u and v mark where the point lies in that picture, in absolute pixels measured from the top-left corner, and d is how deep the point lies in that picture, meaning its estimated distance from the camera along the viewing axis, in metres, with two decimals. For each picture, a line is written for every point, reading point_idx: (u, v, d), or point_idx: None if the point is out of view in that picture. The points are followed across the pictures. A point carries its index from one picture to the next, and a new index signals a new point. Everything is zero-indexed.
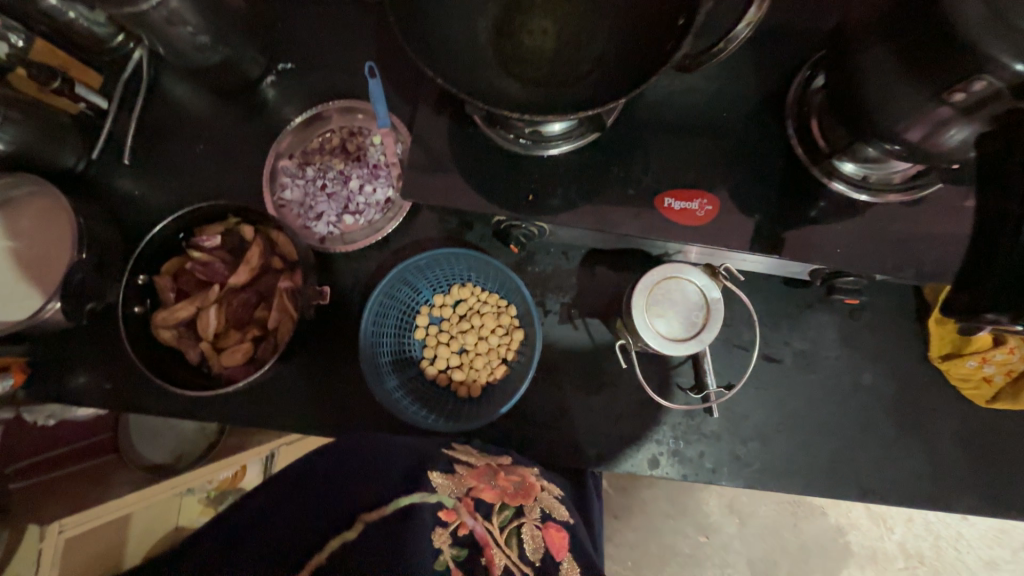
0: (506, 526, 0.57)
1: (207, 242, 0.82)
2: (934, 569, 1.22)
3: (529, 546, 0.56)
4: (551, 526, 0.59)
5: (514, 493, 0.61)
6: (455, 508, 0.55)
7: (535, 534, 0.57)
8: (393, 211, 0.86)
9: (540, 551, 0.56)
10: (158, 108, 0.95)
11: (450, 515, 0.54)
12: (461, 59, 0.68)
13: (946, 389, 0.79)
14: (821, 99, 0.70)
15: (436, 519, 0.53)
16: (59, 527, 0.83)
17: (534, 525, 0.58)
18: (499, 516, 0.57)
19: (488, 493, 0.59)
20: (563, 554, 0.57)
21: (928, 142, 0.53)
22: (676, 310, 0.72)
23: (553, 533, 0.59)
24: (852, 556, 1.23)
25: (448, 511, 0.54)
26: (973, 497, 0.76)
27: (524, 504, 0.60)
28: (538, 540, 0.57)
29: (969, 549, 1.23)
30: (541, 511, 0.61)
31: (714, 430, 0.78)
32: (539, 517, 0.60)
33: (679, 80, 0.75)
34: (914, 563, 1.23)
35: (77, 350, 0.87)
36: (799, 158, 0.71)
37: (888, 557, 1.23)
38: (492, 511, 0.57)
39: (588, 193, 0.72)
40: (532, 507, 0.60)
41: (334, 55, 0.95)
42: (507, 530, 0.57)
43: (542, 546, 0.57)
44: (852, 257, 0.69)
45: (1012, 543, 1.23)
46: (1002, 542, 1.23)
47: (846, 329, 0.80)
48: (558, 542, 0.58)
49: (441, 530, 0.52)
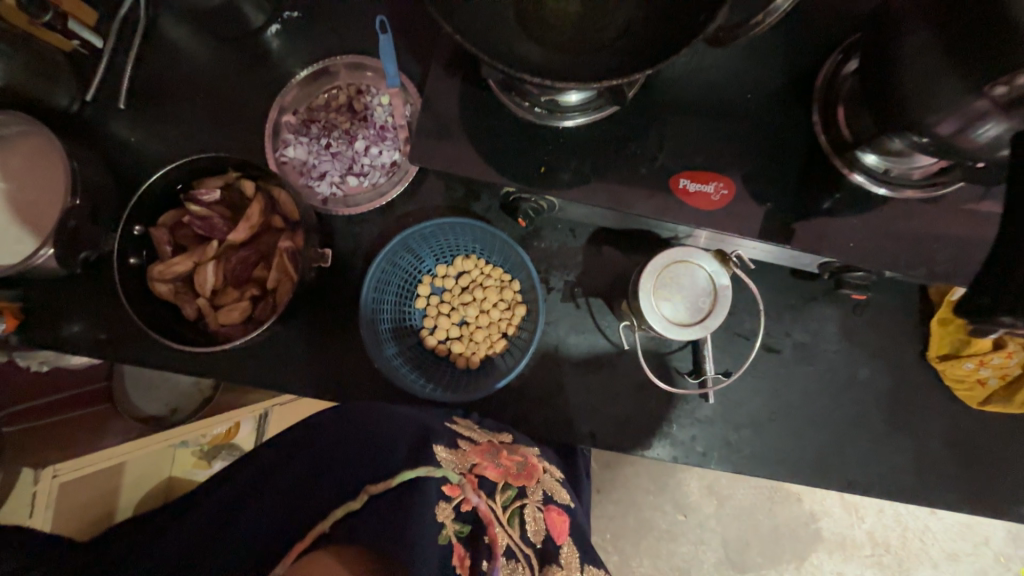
0: (508, 506, 0.58)
1: (205, 196, 0.79)
2: (898, 558, 1.27)
3: (531, 528, 0.57)
4: (552, 509, 0.61)
5: (517, 474, 0.61)
6: (460, 484, 0.54)
7: (537, 516, 0.59)
8: (399, 176, 0.84)
9: (541, 534, 0.58)
10: (155, 51, 0.91)
11: (454, 491, 0.54)
12: (479, 18, 0.64)
13: (939, 389, 0.79)
14: (850, 85, 0.67)
15: (440, 493, 0.53)
16: (53, 470, 0.89)
17: (536, 507, 0.60)
18: (501, 495, 0.58)
19: (492, 471, 0.59)
20: (563, 538, 0.59)
21: (959, 138, 0.51)
22: (685, 296, 0.71)
23: (554, 517, 0.60)
24: (822, 541, 1.28)
25: (452, 487, 0.54)
26: (952, 494, 0.78)
27: (527, 485, 0.61)
28: (539, 522, 0.58)
29: (934, 541, 1.27)
30: (544, 494, 0.62)
31: (708, 415, 0.79)
32: (540, 499, 0.61)
33: (705, 55, 0.71)
34: (880, 551, 1.28)
35: (70, 299, 0.85)
36: (821, 145, 0.69)
37: (856, 543, 1.28)
38: (495, 490, 0.58)
39: (602, 170, 0.70)
40: (534, 489, 0.61)
41: (344, 5, 0.90)
42: (509, 510, 0.57)
43: (544, 529, 0.58)
44: (864, 251, 0.68)
45: (976, 538, 1.27)
46: (966, 536, 1.27)
47: (848, 323, 0.80)
48: (559, 527, 0.60)
49: (445, 505, 0.52)
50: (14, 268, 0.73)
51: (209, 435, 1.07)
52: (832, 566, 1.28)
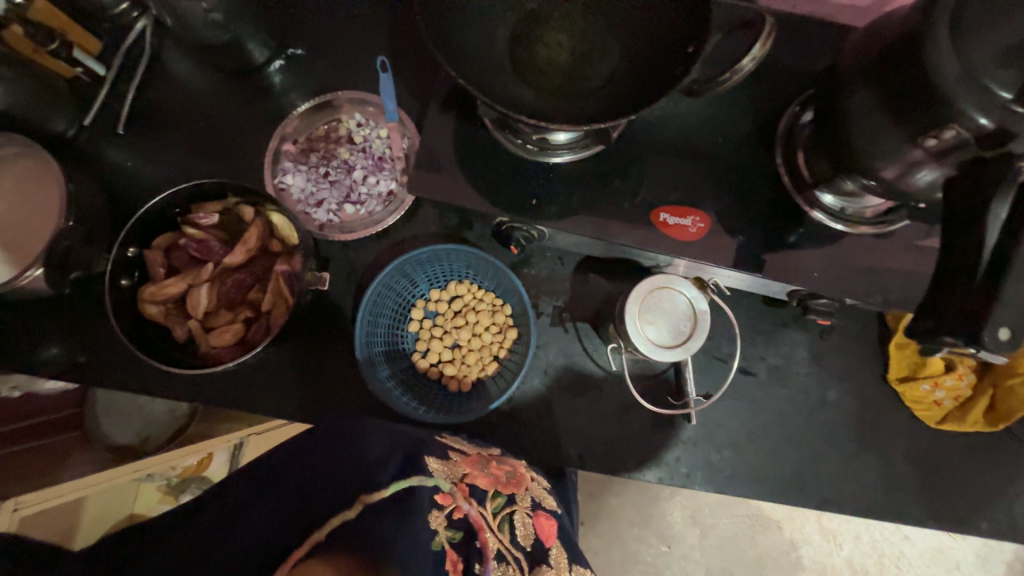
0: (498, 512, 0.59)
1: (203, 220, 0.81)
2: None
3: (520, 532, 0.59)
4: (541, 514, 0.62)
5: (506, 482, 0.62)
6: (451, 492, 0.56)
7: (526, 521, 0.60)
8: (395, 204, 0.87)
9: (530, 538, 0.59)
10: (157, 80, 0.94)
11: (446, 499, 0.55)
12: (478, 65, 0.71)
13: (902, 410, 0.85)
14: (807, 134, 0.75)
15: (432, 502, 0.54)
16: (14, 504, 0.82)
17: (525, 513, 0.61)
18: (491, 502, 0.58)
19: (482, 480, 0.60)
20: (552, 541, 0.61)
21: (902, 181, 0.60)
22: (665, 318, 0.75)
23: (543, 521, 0.61)
24: (803, 570, 1.30)
25: (444, 495, 0.55)
26: (920, 510, 0.83)
27: (516, 492, 0.62)
28: (528, 527, 0.60)
29: (909, 568, 1.30)
30: (532, 500, 0.63)
31: (691, 436, 0.82)
32: (529, 505, 0.62)
33: (680, 103, 0.79)
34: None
35: (52, 321, 0.84)
36: (784, 185, 0.77)
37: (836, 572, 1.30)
38: (485, 497, 0.58)
39: (589, 204, 0.76)
40: (523, 496, 0.62)
41: (346, 45, 0.96)
42: (499, 516, 0.58)
43: (533, 534, 0.59)
44: (827, 280, 0.74)
45: (948, 563, 1.31)
46: (939, 561, 1.31)
47: (817, 348, 0.86)
48: (547, 529, 0.61)
49: (438, 512, 0.54)
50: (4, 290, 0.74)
51: (179, 468, 1.01)
52: None
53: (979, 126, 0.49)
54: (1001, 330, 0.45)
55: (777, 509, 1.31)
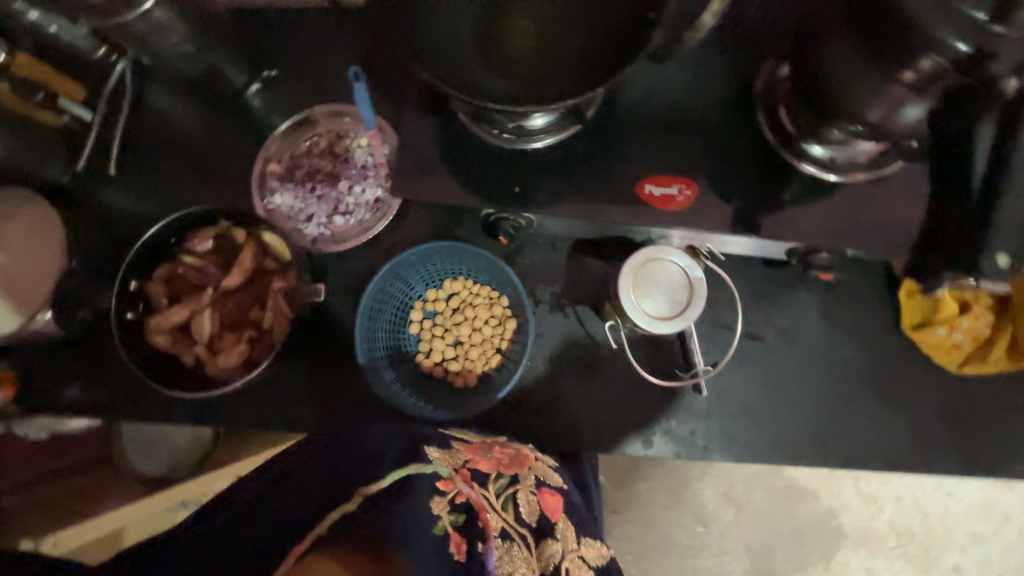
0: (502, 493, 0.58)
1: (198, 247, 0.82)
2: (923, 546, 1.25)
3: (525, 509, 0.58)
4: (545, 491, 0.61)
5: (509, 464, 0.62)
6: (451, 477, 0.55)
7: (531, 499, 0.59)
8: (383, 210, 0.88)
9: (535, 514, 0.58)
10: (140, 117, 0.95)
11: (447, 485, 0.54)
12: (445, 60, 0.71)
13: (921, 358, 0.82)
14: (784, 89, 0.75)
15: (434, 489, 0.54)
16: (54, 539, 0.90)
17: (529, 491, 0.60)
18: (494, 484, 0.58)
19: (484, 464, 0.60)
20: (558, 515, 0.60)
21: (891, 122, 0.56)
22: (662, 290, 0.75)
23: (548, 497, 0.60)
24: (845, 537, 1.25)
25: (445, 481, 0.55)
26: (950, 458, 0.80)
27: (519, 472, 0.61)
28: (533, 504, 0.58)
29: (956, 525, 1.25)
30: (536, 479, 0.62)
31: (705, 408, 0.81)
32: (533, 483, 0.61)
33: (654, 73, 0.78)
34: (905, 540, 1.25)
35: (67, 363, 0.86)
36: (770, 143, 0.75)
37: (879, 536, 1.25)
38: (488, 479, 0.58)
39: (573, 185, 0.75)
40: (527, 475, 0.62)
41: (318, 60, 0.97)
42: (503, 496, 0.57)
43: (538, 509, 0.58)
44: (824, 234, 0.72)
45: (998, 517, 1.24)
46: (987, 515, 1.25)
47: (824, 305, 0.84)
48: (553, 505, 0.60)
49: (440, 498, 0.53)
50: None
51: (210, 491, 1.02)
52: (859, 562, 1.25)
53: (958, 52, 0.46)
54: (997, 259, 0.45)
55: (812, 477, 1.25)
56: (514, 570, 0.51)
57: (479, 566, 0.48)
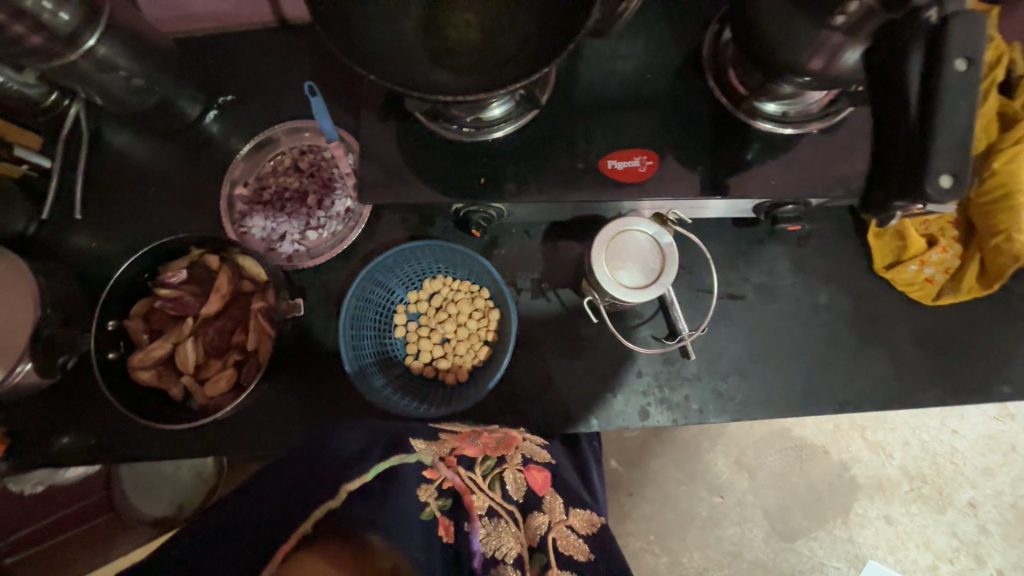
0: (489, 473, 0.59)
1: (174, 278, 0.82)
2: (937, 486, 1.24)
3: (512, 487, 0.59)
4: (532, 467, 0.63)
5: (496, 447, 0.64)
6: (436, 465, 0.56)
7: (518, 476, 0.60)
8: (355, 219, 0.88)
9: (522, 490, 0.59)
10: (100, 159, 0.95)
11: (433, 473, 0.55)
12: (394, 61, 0.71)
13: (897, 297, 0.84)
14: (730, 52, 0.76)
15: (420, 477, 0.54)
16: None
17: (516, 469, 0.61)
18: (481, 466, 0.59)
19: (471, 449, 0.61)
20: (545, 488, 0.61)
21: (830, 67, 0.58)
22: (635, 260, 0.76)
23: (535, 473, 0.62)
24: (860, 488, 1.24)
25: (430, 470, 0.55)
26: (939, 390, 0.82)
27: (506, 453, 0.63)
28: (520, 481, 0.60)
29: (965, 461, 1.25)
30: (523, 457, 0.64)
31: (695, 371, 0.82)
32: (520, 462, 0.62)
33: (603, 51, 0.79)
34: (918, 483, 1.24)
35: (58, 412, 0.85)
36: (723, 106, 0.76)
37: (893, 483, 1.25)
38: (475, 463, 0.59)
39: (538, 169, 0.76)
40: (513, 455, 0.63)
41: (273, 80, 0.97)
42: (490, 476, 0.58)
43: (525, 486, 0.60)
44: (786, 186, 0.74)
45: (1006, 448, 1.25)
46: (995, 448, 1.25)
47: (798, 256, 0.85)
48: (540, 480, 0.62)
49: (427, 485, 0.54)
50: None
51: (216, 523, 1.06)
52: (877, 511, 1.24)
53: None
54: (941, 178, 0.46)
55: (819, 434, 1.25)
56: (501, 546, 0.52)
57: (466, 544, 0.51)
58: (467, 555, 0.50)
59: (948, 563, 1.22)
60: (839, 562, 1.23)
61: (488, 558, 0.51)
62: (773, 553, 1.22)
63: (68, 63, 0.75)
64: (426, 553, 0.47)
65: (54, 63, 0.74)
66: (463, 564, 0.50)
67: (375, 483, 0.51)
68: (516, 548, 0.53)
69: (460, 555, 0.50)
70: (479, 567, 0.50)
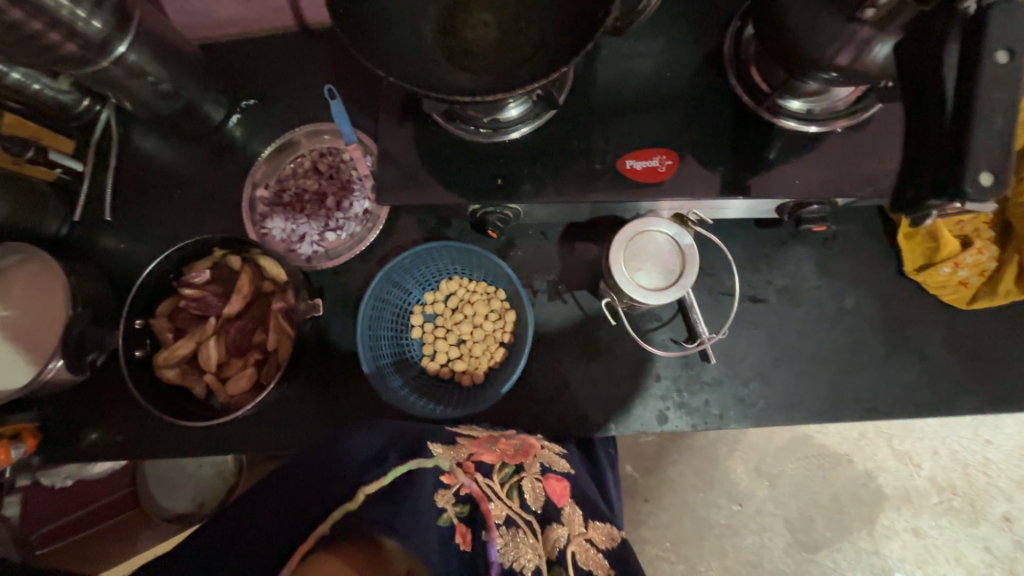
0: (507, 481, 0.58)
1: (198, 278, 0.83)
2: (969, 499, 1.19)
3: (530, 496, 0.58)
4: (550, 477, 0.62)
5: (514, 454, 0.63)
6: (453, 470, 0.55)
7: (536, 485, 0.60)
8: (372, 221, 0.89)
9: (541, 499, 0.59)
10: (128, 162, 0.98)
11: (451, 479, 0.54)
12: (412, 63, 0.72)
13: (928, 300, 0.81)
14: (752, 49, 0.74)
15: (437, 482, 0.53)
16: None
17: (534, 478, 0.61)
18: (499, 473, 0.58)
19: (489, 456, 0.61)
20: (563, 500, 0.61)
21: (859, 62, 0.56)
22: (654, 262, 0.75)
23: (553, 483, 0.62)
24: (887, 499, 1.20)
25: (448, 475, 0.54)
26: (973, 398, 0.79)
27: (524, 461, 0.62)
28: (538, 491, 0.59)
29: (1000, 473, 1.19)
30: (541, 466, 0.63)
31: (715, 376, 0.81)
32: (538, 470, 0.62)
33: (621, 50, 0.78)
34: (949, 495, 1.19)
35: (86, 408, 0.88)
36: (745, 104, 0.75)
37: (922, 494, 1.20)
38: (492, 470, 0.58)
39: (555, 170, 0.75)
40: (531, 464, 0.63)
41: (294, 84, 0.99)
42: (508, 485, 0.58)
43: (543, 495, 0.59)
44: (811, 185, 0.72)
45: None
46: None
47: (823, 258, 0.83)
48: (558, 491, 0.62)
49: (445, 490, 0.52)
50: (17, 395, 0.77)
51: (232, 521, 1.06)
52: (904, 523, 1.19)
53: None
54: (981, 176, 0.44)
55: (843, 442, 1.21)
56: (519, 558, 0.51)
57: (484, 554, 0.49)
58: (484, 565, 0.48)
59: None
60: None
61: (506, 569, 0.49)
62: (794, 565, 1.19)
63: (100, 69, 0.77)
64: (445, 557, 0.47)
65: (86, 70, 0.76)
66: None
67: (393, 487, 0.50)
68: (535, 560, 0.52)
69: (477, 566, 0.49)
70: None
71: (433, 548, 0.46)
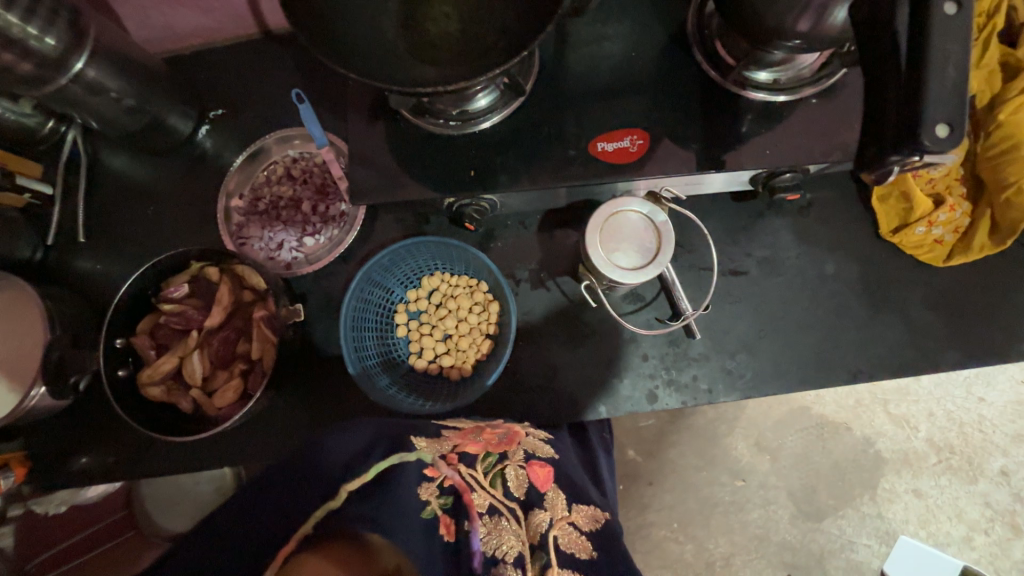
0: (491, 470, 0.58)
1: (176, 293, 0.82)
2: (966, 457, 1.21)
3: (513, 484, 0.58)
4: (535, 463, 0.62)
5: (498, 443, 0.64)
6: (436, 463, 0.55)
7: (520, 472, 0.59)
8: (350, 222, 0.88)
9: (524, 486, 0.58)
10: (99, 182, 0.96)
11: (434, 471, 0.55)
12: (377, 60, 0.71)
13: (906, 261, 0.82)
14: (716, 23, 0.74)
15: (421, 475, 0.54)
16: None
17: (518, 465, 0.61)
18: (483, 463, 0.59)
19: (473, 447, 0.61)
20: (547, 485, 0.60)
21: (818, 28, 0.57)
22: (630, 240, 0.75)
23: (537, 469, 0.61)
24: (886, 463, 1.21)
25: (431, 468, 0.55)
26: (956, 354, 0.80)
27: (507, 449, 0.63)
28: (522, 477, 0.59)
29: (994, 429, 1.21)
30: (525, 453, 0.63)
31: (701, 351, 0.81)
32: (522, 457, 0.62)
33: (586, 33, 0.78)
34: (946, 455, 1.21)
35: (77, 433, 0.87)
36: (712, 79, 0.75)
37: (919, 455, 1.22)
38: (476, 459, 0.59)
39: (528, 158, 0.75)
40: (515, 451, 0.63)
41: (262, 91, 0.98)
42: (492, 474, 0.58)
43: (527, 482, 0.59)
44: (783, 154, 0.72)
45: None
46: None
47: (800, 227, 0.83)
48: (543, 476, 0.61)
49: (428, 483, 0.53)
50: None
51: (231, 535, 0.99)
52: (905, 486, 1.21)
53: None
54: (938, 128, 0.44)
55: (839, 410, 1.23)
56: (501, 544, 0.51)
57: (466, 544, 0.49)
58: (467, 555, 0.49)
59: (982, 534, 1.19)
60: (869, 539, 1.20)
61: (488, 557, 0.50)
62: (800, 535, 1.20)
63: (58, 89, 0.76)
64: (430, 551, 0.47)
65: (44, 90, 0.75)
66: (463, 565, 0.48)
67: (376, 481, 0.50)
68: (517, 546, 0.52)
69: (460, 555, 0.49)
70: (479, 567, 0.48)
71: (416, 541, 0.46)
